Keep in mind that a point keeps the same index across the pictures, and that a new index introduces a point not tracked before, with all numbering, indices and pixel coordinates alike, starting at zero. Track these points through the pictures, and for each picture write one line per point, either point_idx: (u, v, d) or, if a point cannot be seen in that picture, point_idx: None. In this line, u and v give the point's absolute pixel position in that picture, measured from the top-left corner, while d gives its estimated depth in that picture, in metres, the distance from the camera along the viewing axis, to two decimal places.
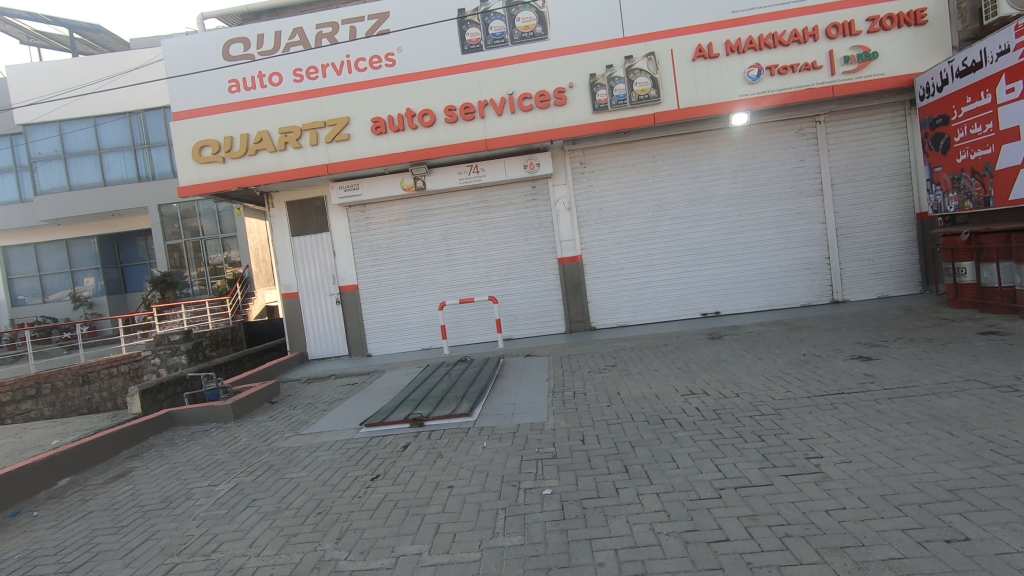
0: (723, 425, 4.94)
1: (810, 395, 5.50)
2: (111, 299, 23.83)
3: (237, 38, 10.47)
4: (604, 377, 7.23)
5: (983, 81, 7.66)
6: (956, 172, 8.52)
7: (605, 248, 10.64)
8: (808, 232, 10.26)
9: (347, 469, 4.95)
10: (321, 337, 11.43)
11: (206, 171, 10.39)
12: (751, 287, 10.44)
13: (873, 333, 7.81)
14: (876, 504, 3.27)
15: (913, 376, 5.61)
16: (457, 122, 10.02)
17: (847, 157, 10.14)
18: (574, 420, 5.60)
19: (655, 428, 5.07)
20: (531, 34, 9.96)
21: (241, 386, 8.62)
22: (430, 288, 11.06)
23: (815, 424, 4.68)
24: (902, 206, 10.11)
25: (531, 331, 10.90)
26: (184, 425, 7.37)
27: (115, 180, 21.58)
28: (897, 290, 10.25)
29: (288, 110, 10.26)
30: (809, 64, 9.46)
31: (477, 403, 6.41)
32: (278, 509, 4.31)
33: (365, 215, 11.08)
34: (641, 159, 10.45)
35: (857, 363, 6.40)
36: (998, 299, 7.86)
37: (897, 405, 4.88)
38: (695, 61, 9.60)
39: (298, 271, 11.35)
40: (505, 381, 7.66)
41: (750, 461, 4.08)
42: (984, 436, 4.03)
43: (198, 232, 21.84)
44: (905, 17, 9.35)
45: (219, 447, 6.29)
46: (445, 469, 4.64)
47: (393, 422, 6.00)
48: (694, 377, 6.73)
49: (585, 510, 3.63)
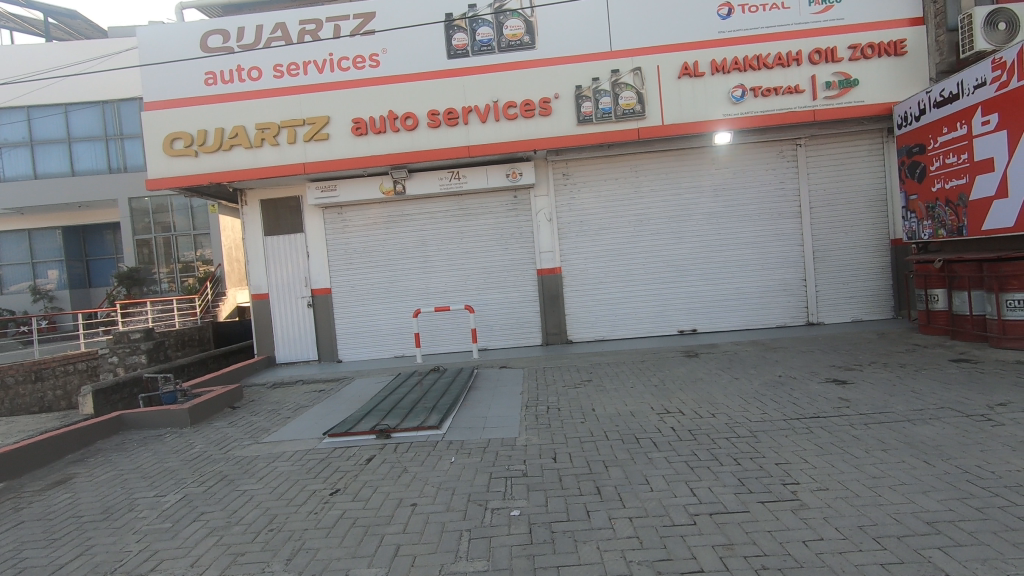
0: (698, 446, 4.82)
1: (786, 417, 5.42)
2: (74, 293, 22.97)
3: (216, 30, 10.17)
4: (579, 393, 7.07)
5: (959, 112, 7.79)
6: (931, 200, 8.64)
7: (584, 261, 10.54)
8: (785, 254, 10.32)
9: (305, 483, 4.68)
10: (290, 341, 11.07)
11: (176, 164, 10.05)
12: (728, 306, 10.45)
13: (848, 357, 7.82)
14: (854, 536, 3.16)
15: (888, 402, 5.57)
16: (440, 126, 9.86)
17: (825, 181, 10.25)
18: (546, 436, 5.43)
19: (628, 447, 4.93)
20: (519, 43, 9.89)
21: (201, 389, 8.23)
22: (405, 295, 10.80)
23: (791, 448, 4.58)
24: (877, 232, 10.24)
25: (507, 342, 10.71)
26: (136, 429, 6.98)
27: (84, 170, 20.87)
28: (870, 314, 10.35)
29: (266, 106, 9.98)
30: (791, 87, 9.55)
31: (447, 416, 6.18)
32: (226, 525, 4.03)
33: (341, 217, 10.81)
34: (624, 173, 10.42)
35: (833, 386, 6.36)
36: (968, 327, 7.95)
37: (872, 432, 4.81)
38: (681, 79, 9.62)
39: (269, 271, 11.01)
40: (477, 393, 7.45)
41: (726, 486, 3.94)
42: (960, 466, 3.97)
43: (169, 228, 21.20)
44: (886, 46, 9.51)
45: (171, 454, 5.93)
46: (409, 486, 4.41)
47: (358, 433, 5.74)
48: (669, 395, 6.62)
49: (554, 534, 3.44)
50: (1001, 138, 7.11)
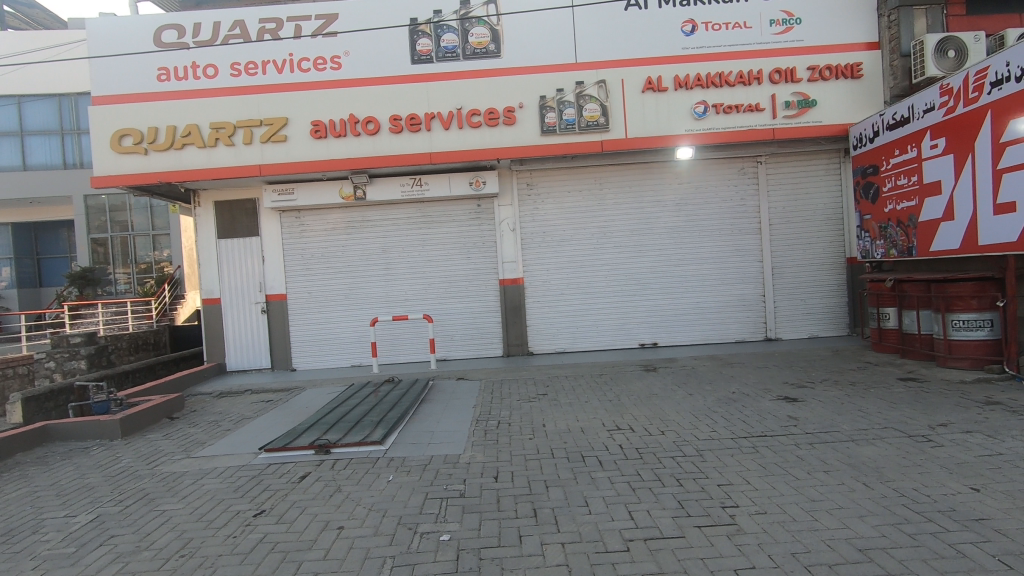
0: (643, 465, 4.72)
1: (734, 436, 5.37)
2: (23, 292, 21.90)
3: (171, 25, 9.82)
4: (532, 407, 6.93)
5: (910, 135, 7.97)
6: (884, 221, 8.81)
7: (547, 273, 10.45)
8: (745, 269, 10.41)
9: (230, 502, 4.42)
10: (242, 348, 10.68)
11: (125, 162, 9.64)
12: (688, 320, 10.47)
13: (801, 374, 7.86)
14: (786, 563, 3.08)
15: (835, 421, 5.58)
16: (402, 132, 9.69)
17: (784, 199, 10.40)
18: (491, 453, 5.26)
19: (572, 466, 4.81)
20: (484, 50, 9.81)
21: (140, 398, 7.83)
22: (363, 303, 10.54)
23: (734, 469, 4.52)
24: (833, 250, 10.41)
25: (467, 352, 10.52)
26: (63, 441, 6.57)
27: (37, 165, 20.02)
28: (827, 331, 10.49)
29: (221, 105, 9.66)
30: (752, 105, 9.67)
31: (393, 430, 5.96)
32: (135, 550, 3.74)
33: (299, 221, 10.51)
34: (588, 185, 10.39)
35: (783, 404, 6.36)
36: (917, 346, 8.07)
37: (816, 452, 4.79)
38: (645, 93, 9.65)
39: (222, 275, 10.62)
40: (430, 406, 7.24)
41: (665, 509, 3.84)
42: (897, 489, 3.95)
43: (127, 227, 20.42)
44: (843, 69, 9.72)
45: (93, 469, 5.57)
46: (339, 507, 4.19)
47: (295, 448, 5.49)
48: (623, 411, 6.53)
49: (481, 562, 3.28)
50: (948, 161, 7.28)
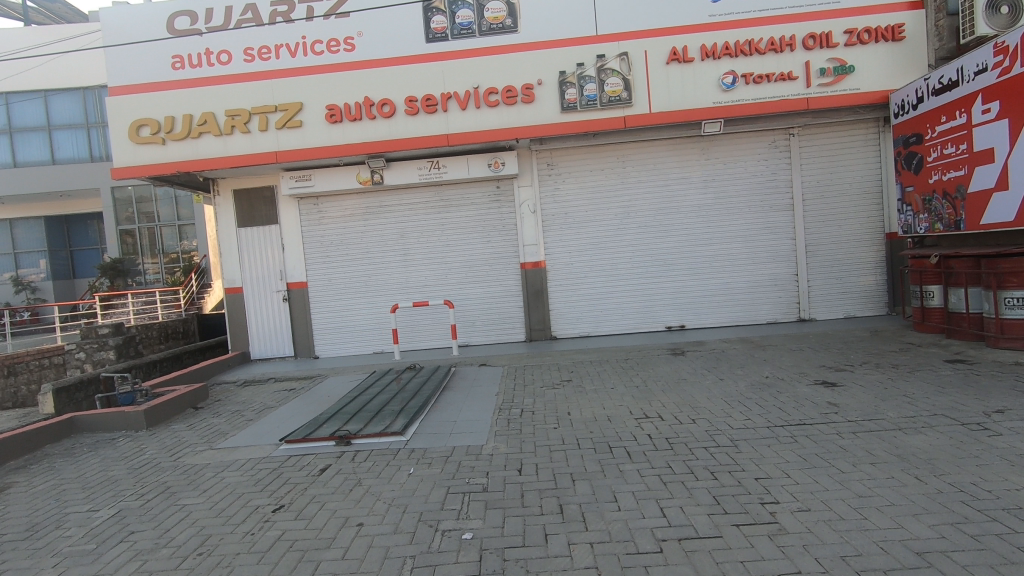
0: (674, 457, 4.49)
1: (771, 424, 5.08)
2: (58, 284, 22.48)
3: (184, 11, 9.70)
4: (556, 394, 6.74)
5: (958, 100, 7.42)
6: (929, 193, 8.28)
7: (570, 255, 10.17)
8: (776, 248, 9.97)
9: (249, 497, 4.34)
10: (265, 336, 10.71)
11: (143, 152, 9.63)
12: (717, 301, 10.11)
13: (839, 356, 7.47)
14: (835, 568, 2.83)
15: (879, 408, 5.25)
16: (418, 114, 9.45)
17: (820, 172, 9.88)
18: (514, 445, 5.08)
19: (599, 457, 4.61)
20: (500, 26, 9.44)
21: (165, 388, 7.85)
22: (383, 289, 10.42)
23: (772, 461, 4.26)
24: (871, 225, 9.89)
25: (488, 338, 10.36)
26: (90, 432, 6.61)
27: (65, 159, 20.37)
28: (864, 310, 10.03)
29: (236, 92, 9.55)
30: (784, 74, 9.17)
31: (414, 420, 5.84)
32: (153, 547, 3.68)
33: (317, 208, 10.40)
34: (610, 163, 10.03)
35: (821, 389, 6.04)
36: (964, 325, 7.62)
37: (861, 442, 4.49)
38: (669, 65, 9.23)
39: (243, 264, 10.61)
40: (451, 394, 7.11)
41: (699, 505, 3.61)
42: (955, 483, 3.64)
43: (153, 218, 20.69)
44: (883, 31, 9.11)
45: (118, 462, 5.58)
46: (359, 502, 4.07)
47: (316, 439, 5.40)
48: (650, 398, 6.28)
49: (505, 564, 3.11)
50: (1002, 127, 6.75)
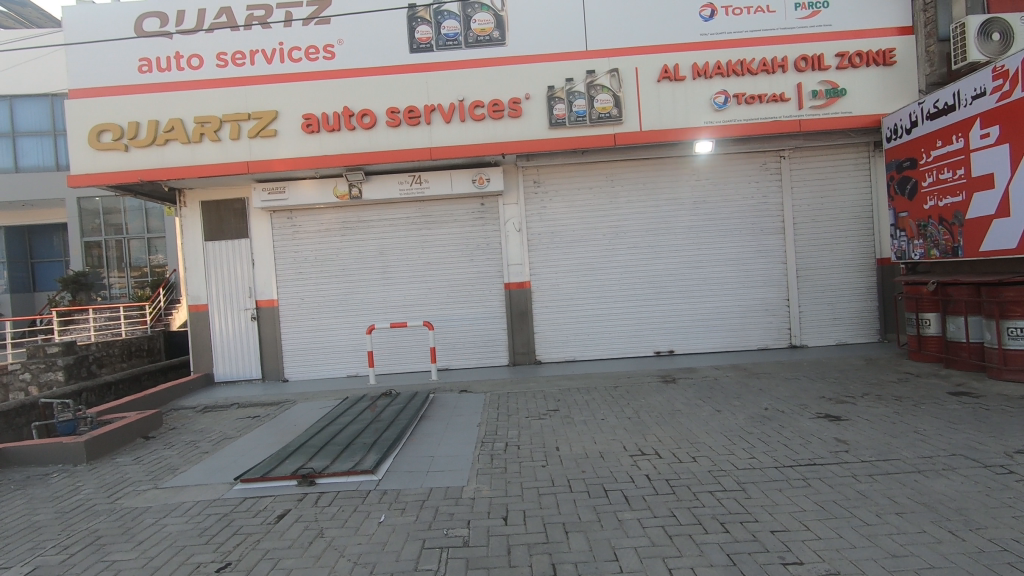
0: (677, 503, 4.03)
1: (778, 464, 4.66)
2: (16, 297, 21.31)
3: (153, 13, 9.20)
4: (543, 426, 6.25)
5: (956, 124, 7.27)
6: (923, 218, 8.09)
7: (556, 276, 9.77)
8: (768, 272, 9.71)
9: (192, 551, 3.74)
10: (230, 357, 10.02)
11: (103, 159, 9.01)
12: (707, 326, 9.77)
13: (837, 386, 7.13)
14: None
15: (892, 446, 4.88)
16: (400, 126, 9.04)
17: (811, 196, 9.69)
18: (499, 486, 4.56)
19: (594, 503, 4.12)
20: (488, 38, 9.12)
21: (113, 415, 7.15)
22: (359, 309, 9.87)
23: (787, 510, 3.82)
24: (863, 251, 9.70)
25: (470, 361, 9.84)
26: (21, 466, 5.89)
27: (28, 167, 19.46)
28: (856, 337, 9.77)
29: (206, 98, 9.05)
30: (777, 95, 9.00)
31: (387, 456, 5.28)
32: None
33: (291, 223, 9.85)
34: (598, 182, 9.71)
35: (826, 424, 5.66)
36: (963, 355, 7.38)
37: (881, 487, 4.08)
38: (660, 83, 9.00)
39: (210, 280, 9.97)
40: (429, 424, 6.56)
41: (713, 567, 3.15)
42: (994, 541, 3.25)
43: (121, 230, 19.79)
44: (874, 55, 9.03)
45: (46, 504, 4.90)
46: (318, 559, 3.51)
47: (276, 479, 4.81)
48: (645, 432, 5.83)
49: None
50: (1002, 152, 6.58)
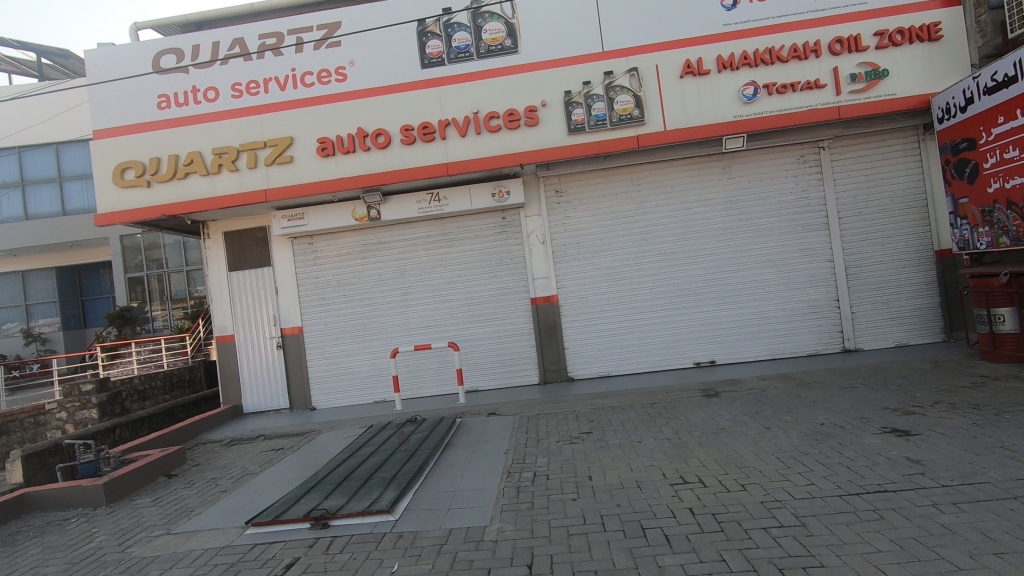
0: (726, 544, 3.51)
1: (843, 492, 4.08)
2: (67, 334, 22.15)
3: (170, 49, 9.31)
4: (574, 452, 5.78)
5: (1019, 97, 6.54)
6: (988, 203, 7.32)
7: (584, 288, 9.32)
8: (813, 272, 9.01)
9: None
10: (257, 388, 9.92)
11: (128, 196, 9.11)
12: (750, 332, 9.12)
13: (902, 395, 6.41)
14: None
15: (976, 466, 4.23)
16: (415, 143, 8.83)
17: (855, 187, 8.98)
18: (524, 526, 4.13)
19: (630, 545, 3.64)
20: (500, 47, 8.85)
21: (137, 454, 7.04)
22: (383, 332, 9.63)
23: (859, 551, 3.26)
24: (919, 243, 8.91)
25: (498, 381, 9.45)
26: (42, 511, 5.80)
27: (74, 210, 20.26)
28: (918, 338, 8.93)
29: (224, 129, 9.06)
30: (811, 82, 8.39)
31: (407, 492, 4.91)
32: None
33: (312, 248, 9.74)
34: (623, 187, 9.25)
35: (893, 440, 5.01)
36: None
37: (972, 519, 3.47)
38: (683, 79, 8.54)
39: (235, 311, 9.92)
40: (454, 453, 6.19)
41: None
42: None
43: (161, 265, 20.31)
44: (917, 31, 8.35)
45: (58, 553, 4.73)
46: None
47: (288, 522, 4.50)
48: (686, 456, 5.29)
49: None
50: None
